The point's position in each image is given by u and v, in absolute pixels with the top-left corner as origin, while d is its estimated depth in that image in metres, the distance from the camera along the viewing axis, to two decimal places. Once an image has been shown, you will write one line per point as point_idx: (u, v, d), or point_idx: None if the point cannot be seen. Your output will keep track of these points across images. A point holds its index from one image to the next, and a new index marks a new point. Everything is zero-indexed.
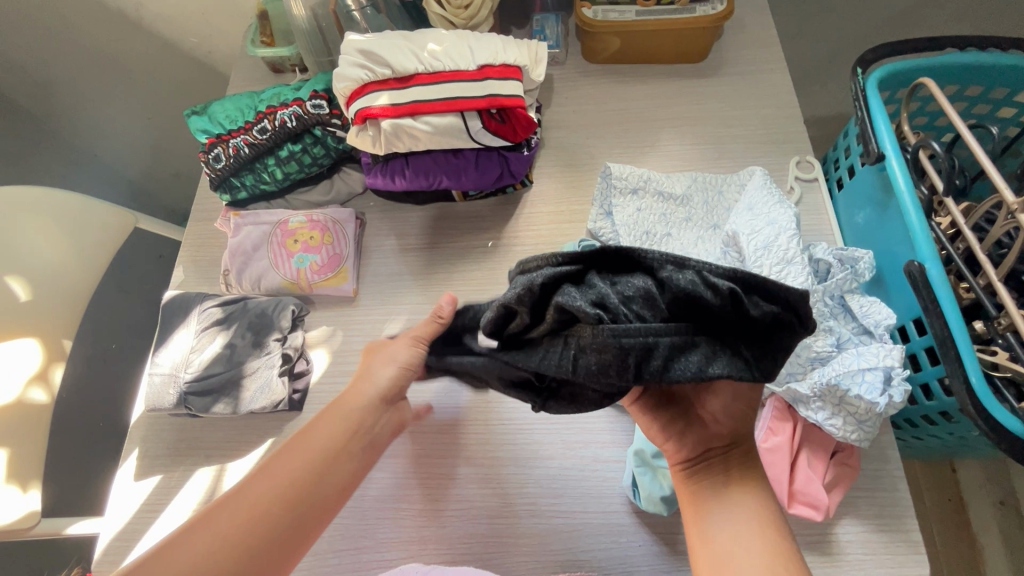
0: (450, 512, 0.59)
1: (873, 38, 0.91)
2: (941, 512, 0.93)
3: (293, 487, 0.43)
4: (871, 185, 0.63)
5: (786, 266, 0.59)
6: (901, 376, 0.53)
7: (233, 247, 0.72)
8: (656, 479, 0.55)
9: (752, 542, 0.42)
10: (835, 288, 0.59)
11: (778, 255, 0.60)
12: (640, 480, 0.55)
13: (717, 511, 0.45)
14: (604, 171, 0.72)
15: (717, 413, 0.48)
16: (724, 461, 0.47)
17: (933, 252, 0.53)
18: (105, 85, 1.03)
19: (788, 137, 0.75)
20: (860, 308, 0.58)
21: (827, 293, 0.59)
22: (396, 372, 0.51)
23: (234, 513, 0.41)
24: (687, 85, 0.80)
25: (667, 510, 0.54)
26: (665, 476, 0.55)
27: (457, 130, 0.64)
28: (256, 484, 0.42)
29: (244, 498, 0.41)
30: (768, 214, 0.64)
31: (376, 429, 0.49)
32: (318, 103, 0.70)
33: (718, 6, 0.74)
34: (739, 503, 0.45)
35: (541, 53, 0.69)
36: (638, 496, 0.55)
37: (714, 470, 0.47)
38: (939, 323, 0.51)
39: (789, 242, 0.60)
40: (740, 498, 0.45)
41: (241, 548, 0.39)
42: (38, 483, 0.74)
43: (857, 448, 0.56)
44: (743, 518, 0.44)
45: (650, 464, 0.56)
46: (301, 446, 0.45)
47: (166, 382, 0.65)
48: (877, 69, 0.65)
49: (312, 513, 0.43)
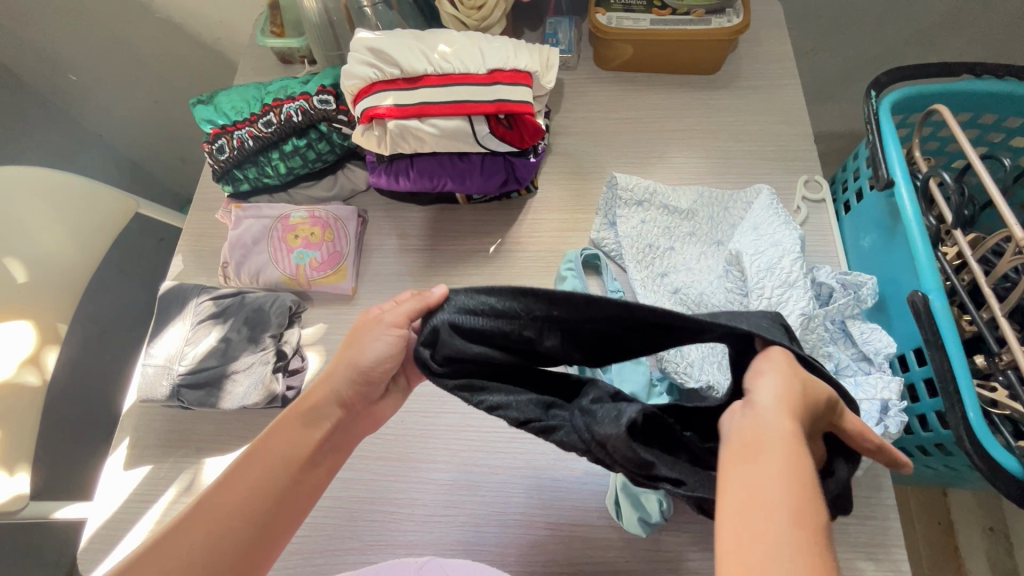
0: (439, 518, 0.58)
1: (889, 56, 0.90)
2: (930, 534, 0.94)
3: (255, 501, 0.45)
4: (879, 211, 0.63)
5: (788, 289, 0.59)
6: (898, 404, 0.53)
7: (233, 239, 0.72)
8: (638, 502, 0.54)
9: (777, 519, 0.30)
10: (836, 313, 0.59)
11: (780, 277, 0.60)
12: (622, 501, 0.55)
13: (728, 481, 0.33)
14: (609, 182, 0.72)
15: (768, 381, 0.38)
16: (749, 419, 0.36)
17: (938, 285, 0.52)
18: (111, 67, 1.02)
19: (797, 155, 0.75)
20: (861, 335, 0.58)
21: (828, 318, 0.60)
22: (350, 365, 0.48)
23: (192, 536, 0.43)
24: (697, 96, 0.80)
25: (644, 534, 0.54)
26: (649, 501, 0.54)
27: (463, 134, 0.63)
28: (219, 498, 0.45)
29: (199, 521, 0.44)
30: (773, 235, 0.63)
31: (328, 415, 0.48)
32: (325, 99, 0.69)
33: (734, 19, 0.73)
34: (774, 472, 0.32)
35: (552, 58, 0.68)
36: (620, 515, 0.55)
37: (734, 429, 0.36)
38: (939, 355, 0.50)
39: (792, 265, 0.60)
40: (774, 468, 0.32)
41: (213, 553, 0.43)
42: (26, 467, 0.74)
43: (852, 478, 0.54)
44: (772, 489, 0.31)
45: (634, 490, 0.54)
46: (264, 455, 0.47)
47: (160, 374, 0.65)
48: (892, 92, 0.64)
49: (284, 513, 0.46)
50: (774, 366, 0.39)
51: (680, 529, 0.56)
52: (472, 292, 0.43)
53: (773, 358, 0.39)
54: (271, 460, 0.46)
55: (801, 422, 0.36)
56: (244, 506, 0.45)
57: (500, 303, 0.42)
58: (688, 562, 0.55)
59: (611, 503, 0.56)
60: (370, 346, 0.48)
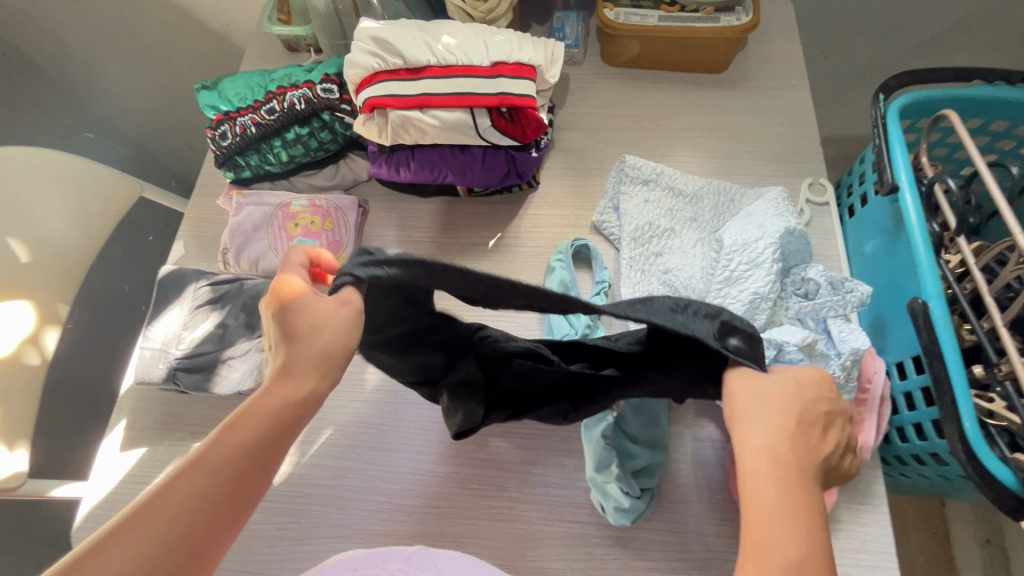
0: (429, 509, 0.59)
1: (901, 60, 0.88)
2: (926, 544, 0.94)
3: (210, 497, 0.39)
4: (882, 216, 0.62)
5: (753, 269, 0.59)
6: (837, 358, 0.56)
7: (234, 225, 0.72)
8: (607, 493, 0.54)
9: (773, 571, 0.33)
10: (814, 311, 0.59)
11: (750, 255, 0.60)
12: (595, 493, 0.56)
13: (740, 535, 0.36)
14: (619, 162, 0.73)
15: (750, 405, 0.41)
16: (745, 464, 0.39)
17: (939, 292, 0.52)
18: (119, 51, 1.03)
19: (803, 157, 0.74)
20: (839, 333, 0.57)
21: (804, 315, 0.59)
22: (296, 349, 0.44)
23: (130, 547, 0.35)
24: (704, 94, 0.79)
25: (628, 520, 0.54)
26: (613, 489, 0.54)
27: (465, 126, 0.63)
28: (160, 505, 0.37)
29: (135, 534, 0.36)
30: (761, 222, 0.62)
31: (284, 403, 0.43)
32: (328, 88, 0.69)
33: (743, 17, 0.72)
34: (766, 508, 0.36)
35: (557, 52, 0.67)
36: (602, 509, 0.56)
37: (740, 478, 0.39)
38: (938, 365, 0.50)
39: (767, 245, 0.60)
40: (770, 520, 0.35)
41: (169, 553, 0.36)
42: (25, 443, 0.75)
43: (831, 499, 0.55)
44: (763, 529, 0.35)
45: (597, 481, 0.55)
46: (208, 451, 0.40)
47: (156, 357, 0.65)
48: (900, 96, 0.63)
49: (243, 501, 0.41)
50: (754, 391, 0.41)
51: (669, 529, 0.56)
52: (382, 263, 0.41)
53: (742, 383, 0.42)
54: (220, 454, 0.40)
55: (792, 452, 0.38)
56: (217, 493, 0.39)
57: (405, 274, 0.41)
58: (676, 563, 0.55)
59: (594, 500, 0.57)
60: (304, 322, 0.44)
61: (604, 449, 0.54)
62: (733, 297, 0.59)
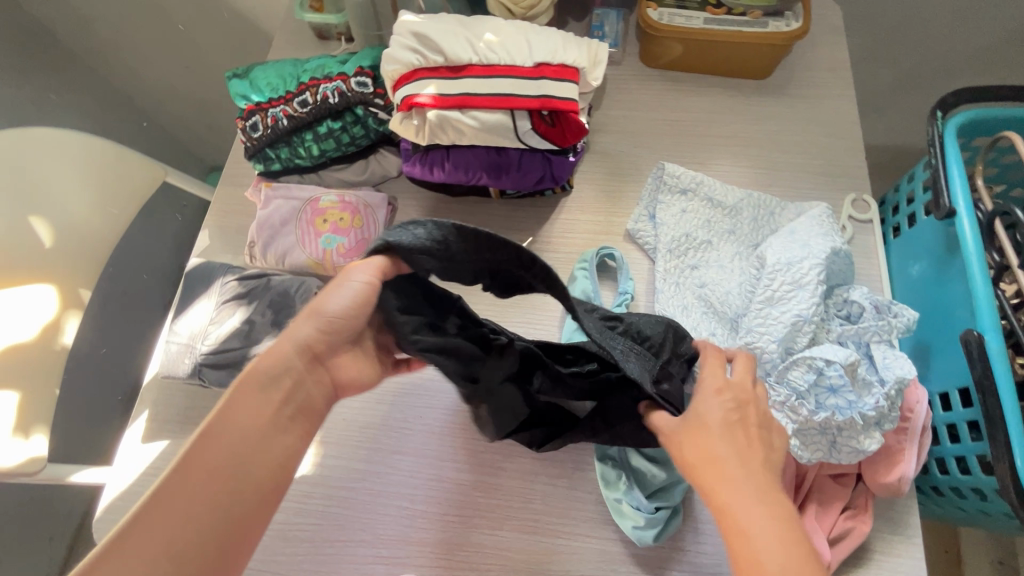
0: (452, 517, 0.58)
1: (948, 71, 0.85)
2: (936, 562, 0.93)
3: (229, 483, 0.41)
4: (932, 238, 0.60)
5: (796, 290, 0.57)
6: (881, 387, 0.53)
7: (262, 218, 0.71)
8: (622, 513, 0.54)
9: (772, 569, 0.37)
10: (857, 335, 0.57)
11: (793, 275, 0.58)
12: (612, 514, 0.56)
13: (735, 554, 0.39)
14: (658, 169, 0.70)
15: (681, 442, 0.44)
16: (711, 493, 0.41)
17: (994, 325, 0.50)
18: (146, 31, 1.01)
19: (846, 171, 0.72)
20: (883, 360, 0.55)
21: (846, 339, 0.57)
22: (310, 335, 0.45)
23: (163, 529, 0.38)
24: (745, 100, 0.76)
25: (652, 539, 0.53)
26: (625, 507, 0.54)
27: (504, 128, 0.61)
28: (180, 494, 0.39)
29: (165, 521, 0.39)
30: (806, 241, 0.60)
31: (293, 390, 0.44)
32: (362, 81, 0.67)
33: (793, 23, 0.69)
34: (763, 560, 0.37)
35: (601, 54, 0.64)
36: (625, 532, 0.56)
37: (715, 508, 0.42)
38: (993, 401, 0.48)
39: (813, 266, 0.58)
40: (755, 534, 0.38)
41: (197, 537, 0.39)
42: (42, 430, 0.73)
43: (862, 531, 0.53)
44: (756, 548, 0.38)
45: (609, 501, 0.56)
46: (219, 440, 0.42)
47: (182, 352, 0.64)
48: (959, 113, 0.60)
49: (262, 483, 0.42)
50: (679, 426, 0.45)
51: (697, 549, 0.55)
52: (412, 225, 0.43)
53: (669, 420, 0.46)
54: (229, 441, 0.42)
55: (736, 459, 0.42)
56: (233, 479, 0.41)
57: (433, 238, 0.43)
58: None
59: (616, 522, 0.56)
60: (335, 297, 0.44)
61: (607, 468, 0.56)
62: (774, 317, 0.57)
